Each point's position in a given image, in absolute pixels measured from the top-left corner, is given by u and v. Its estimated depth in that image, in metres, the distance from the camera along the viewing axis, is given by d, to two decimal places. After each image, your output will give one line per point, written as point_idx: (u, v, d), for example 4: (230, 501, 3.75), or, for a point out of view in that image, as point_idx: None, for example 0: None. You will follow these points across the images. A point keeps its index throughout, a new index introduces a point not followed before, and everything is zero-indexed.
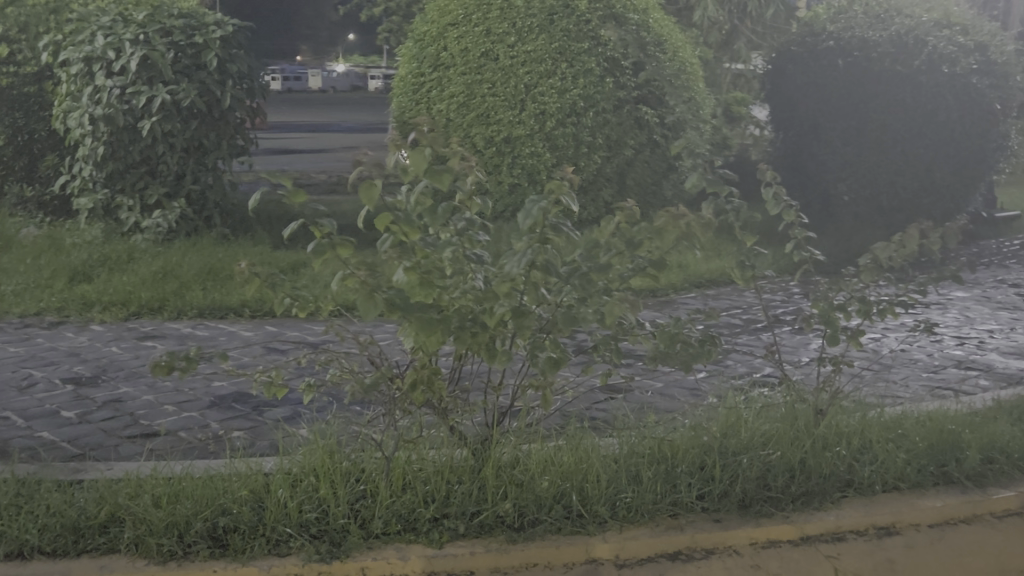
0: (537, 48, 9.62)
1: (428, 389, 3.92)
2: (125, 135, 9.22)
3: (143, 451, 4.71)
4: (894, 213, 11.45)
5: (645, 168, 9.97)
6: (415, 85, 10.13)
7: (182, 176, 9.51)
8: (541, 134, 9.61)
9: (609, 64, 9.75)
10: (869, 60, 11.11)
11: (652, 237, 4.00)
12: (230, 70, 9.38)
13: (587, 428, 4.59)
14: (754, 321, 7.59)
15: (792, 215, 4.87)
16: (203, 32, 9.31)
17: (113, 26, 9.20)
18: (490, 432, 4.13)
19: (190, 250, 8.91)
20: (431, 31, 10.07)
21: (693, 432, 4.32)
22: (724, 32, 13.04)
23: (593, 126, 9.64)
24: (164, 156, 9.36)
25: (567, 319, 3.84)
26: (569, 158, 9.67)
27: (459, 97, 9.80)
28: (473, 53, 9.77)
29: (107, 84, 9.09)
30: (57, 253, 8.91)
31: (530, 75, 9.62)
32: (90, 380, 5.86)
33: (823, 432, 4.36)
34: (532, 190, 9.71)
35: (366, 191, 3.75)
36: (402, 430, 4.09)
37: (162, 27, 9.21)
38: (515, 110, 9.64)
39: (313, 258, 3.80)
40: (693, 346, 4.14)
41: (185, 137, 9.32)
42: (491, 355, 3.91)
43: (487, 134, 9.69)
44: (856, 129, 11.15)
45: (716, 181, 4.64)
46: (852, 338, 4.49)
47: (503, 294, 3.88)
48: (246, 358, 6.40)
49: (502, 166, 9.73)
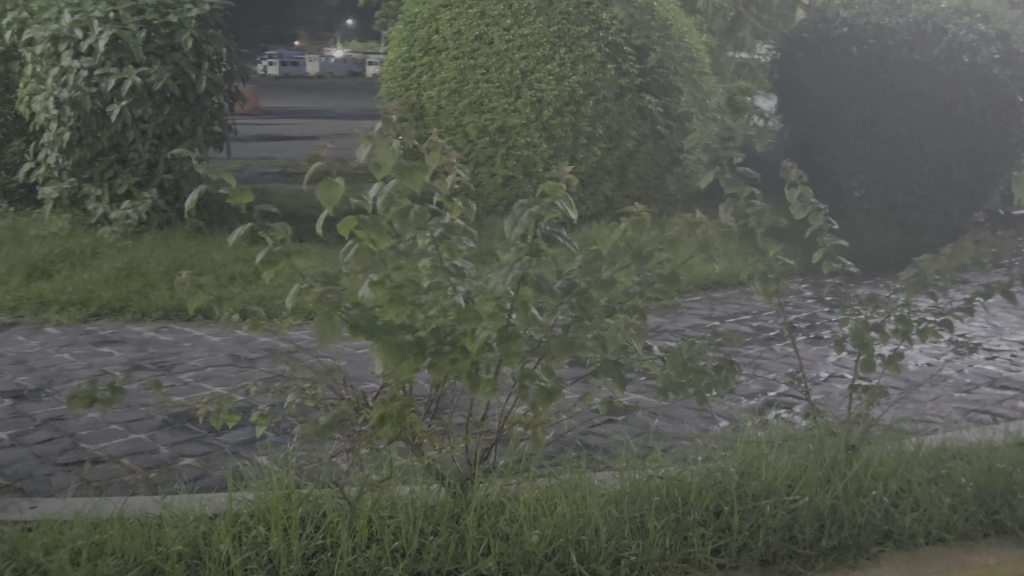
0: (535, 31, 8.99)
1: (399, 424, 3.32)
2: (93, 120, 8.61)
3: (78, 483, 4.14)
4: (909, 211, 10.80)
5: (648, 162, 9.40)
6: (404, 70, 9.50)
7: (154, 165, 8.88)
8: (538, 125, 9.00)
9: (611, 49, 9.14)
10: (884, 48, 10.48)
11: (664, 248, 3.33)
12: (206, 51, 8.72)
13: (583, 461, 4.04)
14: (766, 330, 7.02)
15: (819, 220, 4.27)
16: (178, 10, 8.65)
17: (81, 3, 8.57)
18: (471, 470, 3.59)
19: (159, 244, 8.32)
20: (422, 12, 9.45)
21: (707, 466, 3.78)
22: (728, 19, 11.91)
23: (593, 116, 9.05)
24: (135, 144, 8.74)
25: (563, 344, 3.20)
26: (567, 150, 9.06)
27: (450, 84, 9.20)
28: (466, 36, 9.15)
29: (73, 65, 8.47)
30: (18, 245, 8.32)
31: (527, 61, 8.99)
32: (33, 394, 5.27)
33: (857, 472, 3.80)
34: (528, 183, 9.09)
35: (325, 190, 3.11)
36: (369, 471, 3.53)
37: (133, 4, 8.54)
38: (509, 98, 9.02)
39: (263, 269, 3.23)
40: (709, 372, 3.58)
41: (158, 123, 8.70)
42: (475, 386, 3.30)
43: (479, 124, 9.09)
44: (870, 120, 10.54)
45: (736, 180, 4.04)
46: (888, 365, 3.93)
47: (487, 315, 3.18)
48: (210, 369, 5.81)
49: (495, 157, 9.12)
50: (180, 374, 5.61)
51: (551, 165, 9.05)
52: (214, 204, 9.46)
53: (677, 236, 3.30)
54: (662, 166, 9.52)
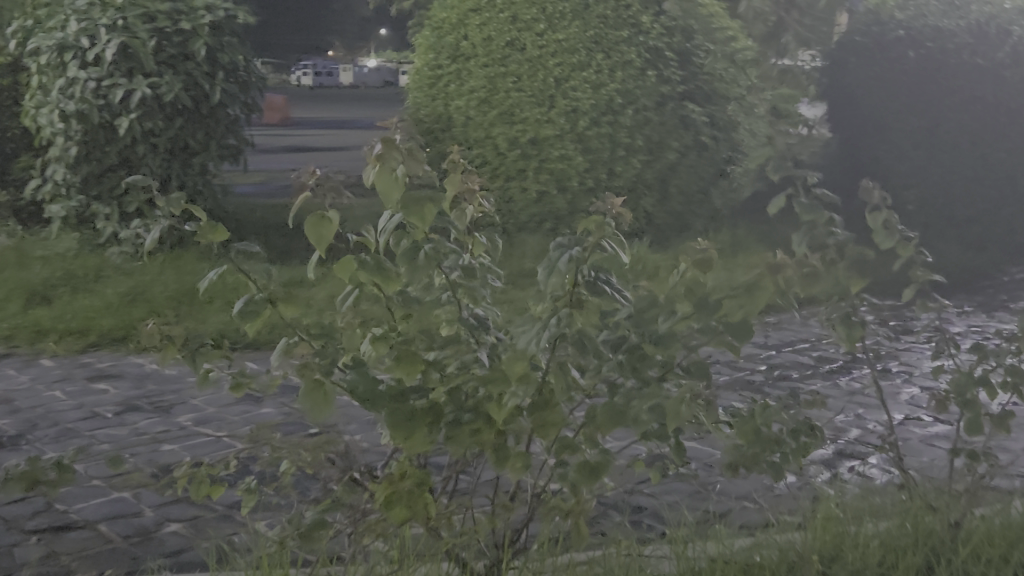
0: (570, 36, 8.40)
1: (412, 510, 2.67)
2: (101, 133, 8.02)
3: (45, 557, 3.57)
4: (970, 225, 10.19)
5: (691, 174, 8.73)
6: (430, 78, 9.02)
7: (167, 180, 8.23)
8: (573, 135, 8.39)
9: (652, 55, 8.47)
10: (944, 52, 9.77)
11: (737, 296, 2.68)
12: (221, 61, 8.14)
13: (636, 535, 3.47)
14: (827, 360, 6.36)
15: (910, 250, 3.62)
16: (191, 16, 8.00)
17: (88, 10, 7.96)
18: (501, 555, 2.97)
19: (170, 266, 7.77)
20: (450, 18, 8.89)
21: (783, 548, 3.20)
22: None
23: (633, 126, 8.42)
24: (146, 159, 8.11)
25: (612, 416, 2.59)
26: (604, 163, 8.44)
27: (479, 93, 8.65)
28: (497, 42, 8.58)
29: (80, 75, 7.85)
30: (19, 268, 7.79)
31: (561, 68, 8.41)
32: (11, 444, 4.71)
33: (964, 559, 3.18)
34: (561, 199, 8.46)
35: (315, 226, 2.50)
36: (378, 560, 2.97)
37: (144, 11, 7.91)
38: (542, 107, 8.42)
39: (242, 320, 2.66)
40: (785, 442, 2.99)
41: (169, 137, 8.11)
42: (503, 461, 2.68)
43: (510, 135, 8.50)
44: (927, 129, 9.82)
45: (813, 205, 3.39)
46: (999, 426, 3.28)
47: (518, 378, 2.56)
48: (211, 410, 5.22)
49: (527, 171, 8.51)
50: (175, 417, 5.03)
51: (586, 179, 8.42)
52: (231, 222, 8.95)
53: (756, 280, 2.67)
54: (707, 180, 8.86)
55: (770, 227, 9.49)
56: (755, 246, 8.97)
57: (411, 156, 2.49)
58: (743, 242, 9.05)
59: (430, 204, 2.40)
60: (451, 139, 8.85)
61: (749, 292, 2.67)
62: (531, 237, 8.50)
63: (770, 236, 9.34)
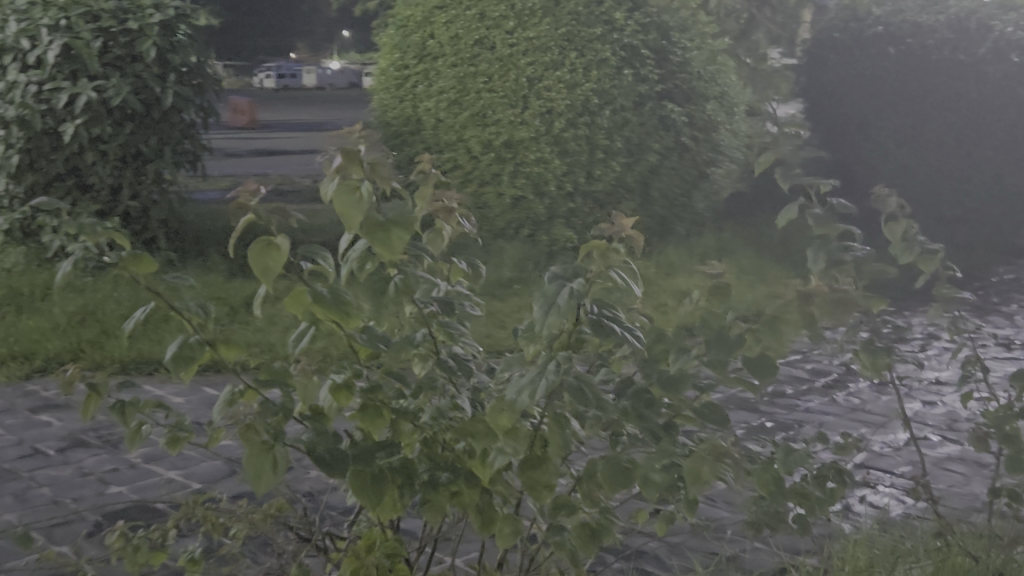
0: (540, 34, 8.00)
1: None
2: (46, 141, 7.54)
3: None
4: (956, 225, 9.96)
5: (673, 177, 8.37)
6: (398, 79, 8.66)
7: (119, 190, 7.81)
8: (549, 137, 7.97)
9: (627, 52, 8.10)
10: (924, 48, 9.38)
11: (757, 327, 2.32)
12: (173, 61, 7.67)
13: None
14: (824, 373, 6.02)
15: (933, 264, 3.25)
16: (138, 15, 7.54)
17: (29, 10, 7.49)
18: None
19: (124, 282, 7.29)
20: (415, 16, 8.54)
21: None
22: None
23: (610, 127, 8.04)
24: (95, 167, 7.66)
25: (616, 471, 2.19)
26: (582, 166, 8.03)
27: (450, 94, 8.27)
28: (465, 41, 8.21)
29: (20, 79, 7.39)
30: None
31: (533, 67, 8.00)
32: None
33: None
34: (540, 205, 8.03)
35: (260, 255, 2.10)
36: None
37: (88, 10, 7.47)
38: (516, 109, 8.02)
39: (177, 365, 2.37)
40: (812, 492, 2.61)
41: (119, 144, 7.62)
42: (489, 525, 2.28)
43: (483, 138, 8.10)
44: (912, 127, 9.47)
45: (827, 218, 3.01)
46: None
47: (506, 432, 2.17)
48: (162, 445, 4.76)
49: (502, 175, 8.09)
50: (125, 454, 4.57)
51: (565, 183, 8.00)
52: (190, 233, 8.48)
53: (780, 312, 2.31)
54: (688, 183, 8.52)
55: (754, 231, 9.16)
56: (742, 251, 8.61)
57: (375, 173, 2.09)
58: (729, 246, 8.70)
59: (397, 228, 2.00)
60: (420, 142, 8.50)
61: (771, 326, 2.31)
62: (507, 244, 8.09)
63: (756, 239, 9.00)
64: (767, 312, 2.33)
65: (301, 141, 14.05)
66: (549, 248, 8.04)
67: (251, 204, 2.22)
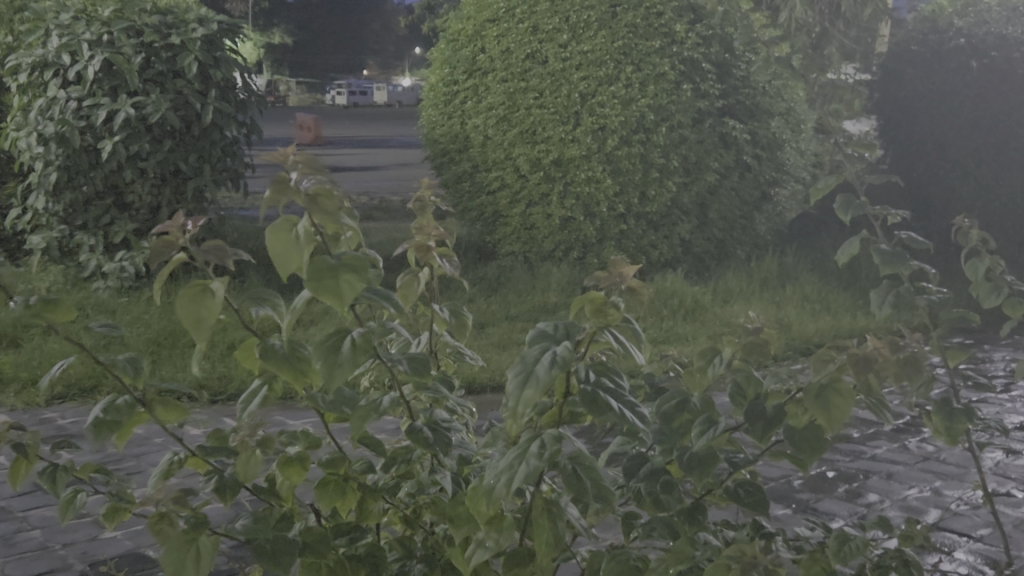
0: (595, 47, 7.58)
1: None
2: (84, 158, 7.23)
3: None
4: None
5: (733, 199, 7.90)
6: (446, 95, 8.39)
7: (158, 208, 7.48)
8: (601, 155, 7.57)
9: (687, 66, 7.62)
10: (1010, 62, 8.65)
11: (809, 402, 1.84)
12: (214, 77, 7.32)
13: None
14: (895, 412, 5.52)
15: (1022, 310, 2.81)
16: (181, 30, 7.27)
17: (72, 25, 7.18)
18: None
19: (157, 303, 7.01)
20: (466, 29, 8.22)
21: None
22: None
23: (666, 145, 7.57)
24: (133, 185, 7.33)
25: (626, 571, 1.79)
26: (636, 186, 7.60)
27: (498, 110, 7.93)
28: (516, 55, 7.85)
29: (61, 95, 7.13)
30: None
31: (586, 82, 7.60)
32: None
33: None
34: (590, 226, 7.63)
35: (191, 303, 1.75)
36: None
37: (131, 25, 7.18)
38: (568, 125, 7.64)
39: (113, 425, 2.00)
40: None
41: (158, 161, 7.28)
42: None
43: (532, 155, 7.76)
44: (994, 146, 8.72)
45: (896, 254, 2.59)
46: None
47: (489, 520, 1.79)
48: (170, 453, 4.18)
49: (551, 195, 7.74)
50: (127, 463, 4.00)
51: (616, 203, 7.58)
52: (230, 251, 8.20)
53: (832, 379, 1.83)
54: (750, 204, 8.04)
55: (819, 255, 8.65)
56: (805, 277, 8.11)
57: (317, 204, 1.77)
58: (794, 272, 8.20)
59: (345, 269, 1.65)
60: (468, 160, 8.22)
61: (820, 397, 1.82)
62: (558, 267, 7.68)
63: (824, 264, 8.48)
64: (815, 381, 1.85)
65: (359, 157, 13.81)
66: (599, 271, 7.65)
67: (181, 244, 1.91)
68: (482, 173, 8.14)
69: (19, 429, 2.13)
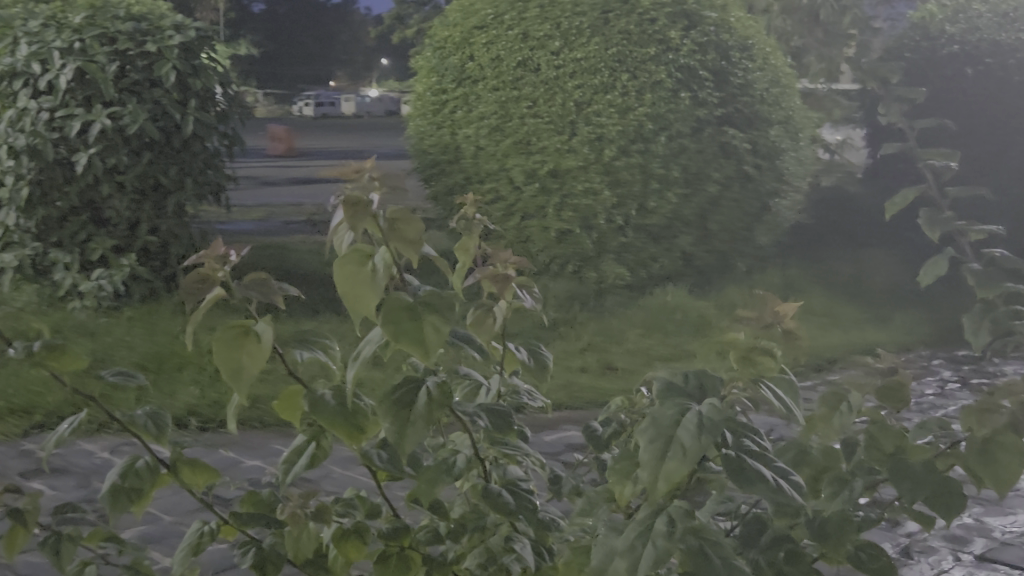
0: (589, 54, 7.35)
1: None
2: (58, 172, 6.86)
3: None
4: None
5: (734, 210, 7.68)
6: (435, 104, 8.07)
7: (137, 224, 7.13)
8: (598, 166, 7.27)
9: (684, 74, 7.42)
10: (1005, 69, 8.48)
11: (973, 453, 1.90)
12: (194, 86, 7.02)
13: None
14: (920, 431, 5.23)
15: None
16: (158, 37, 6.92)
17: (42, 33, 6.80)
18: None
19: (138, 324, 6.65)
20: (453, 37, 7.98)
21: None
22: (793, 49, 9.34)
23: (666, 155, 7.33)
24: (111, 200, 6.98)
25: None
26: (635, 197, 7.32)
27: (490, 120, 7.64)
28: (507, 63, 7.59)
29: (31, 106, 6.71)
30: None
31: (582, 90, 7.34)
32: None
33: None
34: (588, 239, 7.33)
35: (230, 349, 1.64)
36: None
37: (104, 32, 6.81)
38: (563, 135, 7.35)
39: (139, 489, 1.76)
40: None
41: (136, 175, 6.92)
42: None
43: (527, 167, 7.44)
44: (994, 154, 8.59)
45: None
46: None
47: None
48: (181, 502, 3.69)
49: (546, 208, 7.43)
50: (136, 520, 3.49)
51: (615, 216, 7.30)
52: None
53: (997, 434, 1.89)
54: (751, 216, 7.81)
55: (820, 265, 8.43)
56: (809, 289, 7.87)
57: (396, 236, 1.77)
58: (797, 283, 7.97)
59: (428, 312, 1.64)
60: (460, 171, 7.91)
61: (984, 453, 1.90)
62: (555, 282, 7.40)
63: (825, 275, 8.24)
64: (978, 434, 1.90)
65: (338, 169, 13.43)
66: (598, 286, 7.38)
67: (220, 275, 1.66)
68: (475, 185, 7.81)
69: (14, 494, 1.83)
